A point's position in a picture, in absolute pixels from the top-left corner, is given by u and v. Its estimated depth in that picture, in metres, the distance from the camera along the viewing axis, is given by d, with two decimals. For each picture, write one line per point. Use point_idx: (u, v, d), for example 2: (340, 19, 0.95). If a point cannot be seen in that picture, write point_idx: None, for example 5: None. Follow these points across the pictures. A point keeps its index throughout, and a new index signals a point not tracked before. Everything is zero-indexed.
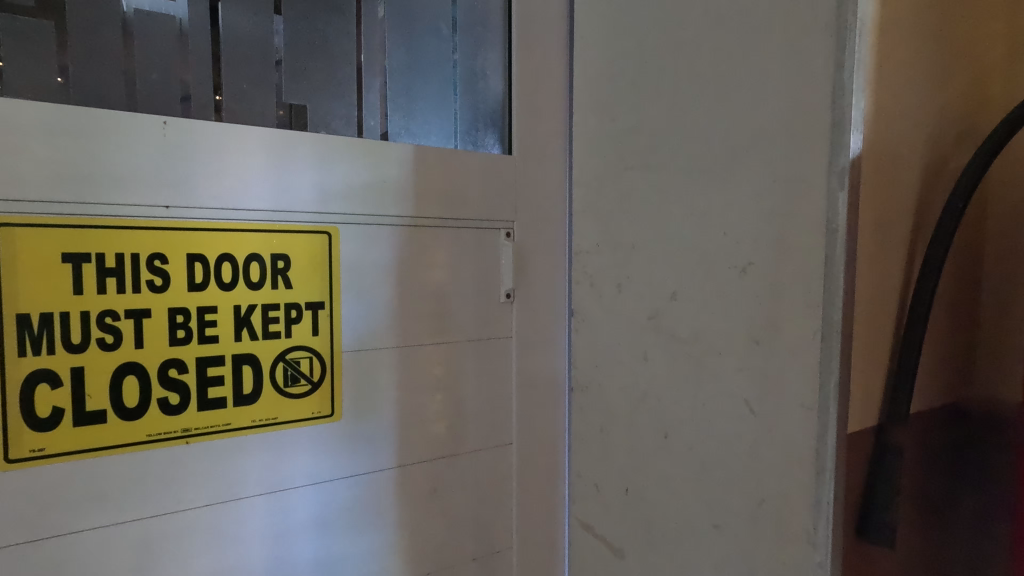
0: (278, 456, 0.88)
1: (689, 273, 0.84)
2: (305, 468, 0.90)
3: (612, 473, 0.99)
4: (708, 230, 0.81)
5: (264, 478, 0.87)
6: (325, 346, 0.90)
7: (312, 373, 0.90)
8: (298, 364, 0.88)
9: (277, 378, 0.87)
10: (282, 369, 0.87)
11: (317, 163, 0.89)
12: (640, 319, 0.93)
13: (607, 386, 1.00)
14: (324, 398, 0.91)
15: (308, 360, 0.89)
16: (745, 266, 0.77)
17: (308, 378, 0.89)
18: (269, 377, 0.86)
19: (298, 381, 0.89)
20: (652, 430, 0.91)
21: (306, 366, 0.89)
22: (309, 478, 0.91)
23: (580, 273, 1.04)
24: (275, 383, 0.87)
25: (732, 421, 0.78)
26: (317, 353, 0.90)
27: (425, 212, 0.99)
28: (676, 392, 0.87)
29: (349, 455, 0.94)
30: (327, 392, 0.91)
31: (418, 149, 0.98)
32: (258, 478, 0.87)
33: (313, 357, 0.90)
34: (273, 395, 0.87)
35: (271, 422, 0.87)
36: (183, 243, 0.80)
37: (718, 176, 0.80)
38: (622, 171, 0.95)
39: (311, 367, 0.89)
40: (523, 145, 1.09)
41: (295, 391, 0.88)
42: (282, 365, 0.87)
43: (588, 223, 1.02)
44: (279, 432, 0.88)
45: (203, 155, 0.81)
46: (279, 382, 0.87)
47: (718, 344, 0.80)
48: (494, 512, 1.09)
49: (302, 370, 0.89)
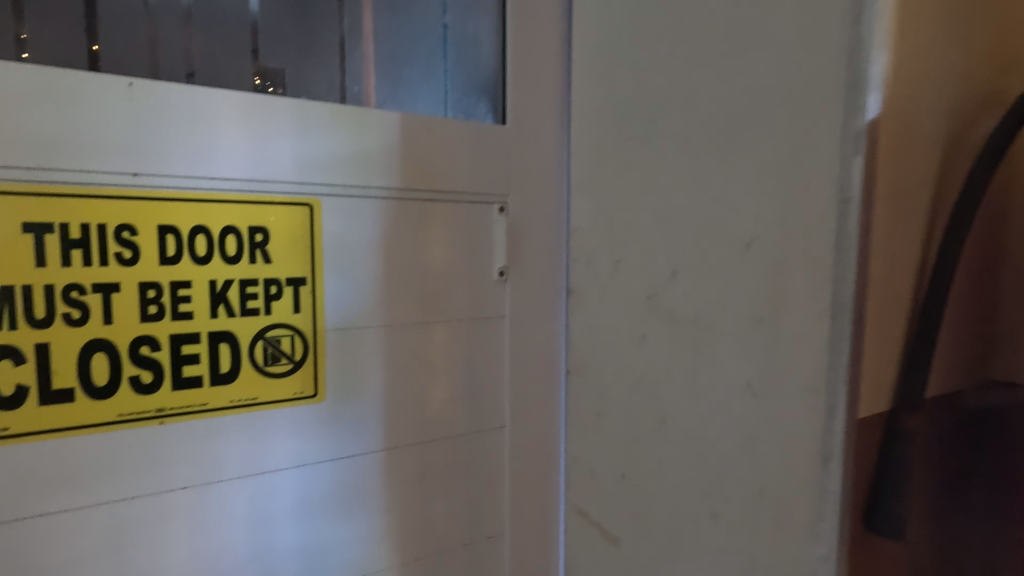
0: (260, 438, 0.85)
1: (689, 249, 0.79)
2: (288, 451, 0.87)
3: (608, 458, 0.96)
4: (709, 204, 0.76)
5: (245, 461, 0.84)
6: (307, 324, 0.86)
7: (293, 351, 0.86)
8: (278, 343, 0.85)
9: (256, 356, 0.83)
10: (262, 348, 0.84)
11: (296, 130, 0.84)
12: (637, 298, 0.88)
13: (602, 369, 0.96)
14: (306, 378, 0.87)
15: (288, 338, 0.85)
16: (749, 241, 0.71)
17: (289, 357, 0.86)
18: (248, 356, 0.83)
19: (279, 360, 0.85)
20: (648, 414, 0.87)
21: (287, 345, 0.85)
22: (293, 461, 0.87)
23: (576, 251, 0.99)
24: (254, 362, 0.83)
25: (732, 406, 0.74)
26: (299, 331, 0.86)
27: (414, 185, 0.94)
28: (674, 376, 0.82)
29: (335, 437, 0.91)
30: (310, 372, 0.87)
31: (405, 117, 0.93)
32: (237, 461, 0.83)
33: (294, 335, 0.86)
34: (252, 375, 0.83)
35: (250, 402, 0.83)
36: (153, 214, 0.75)
37: (721, 145, 0.74)
38: (620, 142, 0.90)
39: (293, 346, 0.86)
40: (517, 115, 1.04)
41: (276, 371, 0.85)
42: (261, 344, 0.83)
43: (584, 199, 0.97)
44: (259, 414, 0.84)
45: (172, 121, 0.76)
46: (259, 361, 0.83)
47: (719, 325, 0.75)
48: (486, 497, 1.06)
49: (282, 349, 0.85)
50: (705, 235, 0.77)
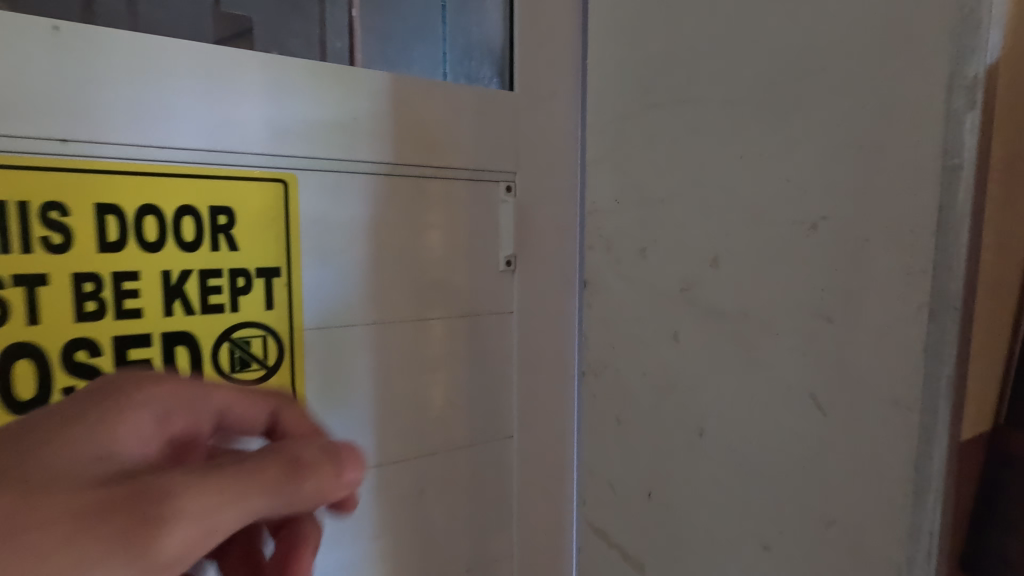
0: None
1: (736, 233, 0.67)
2: None
3: (633, 474, 0.84)
4: (765, 177, 0.64)
5: None
6: (282, 322, 0.73)
7: (266, 355, 0.73)
8: (248, 345, 0.72)
9: (222, 361, 0.70)
10: (228, 351, 0.71)
11: (266, 91, 0.71)
12: (670, 291, 0.76)
13: (626, 372, 0.84)
14: (282, 385, 0.74)
15: (260, 339, 0.72)
16: (816, 222, 0.59)
17: (262, 361, 0.73)
18: (212, 361, 0.70)
19: (249, 365, 0.72)
20: (683, 425, 0.75)
21: (258, 347, 0.72)
22: None
23: (594, 237, 0.87)
24: (219, 368, 0.70)
25: (791, 419, 0.62)
26: (273, 331, 0.73)
27: (408, 160, 0.81)
28: (716, 382, 0.70)
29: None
30: (287, 379, 0.74)
31: (397, 78, 0.80)
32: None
33: (267, 335, 0.73)
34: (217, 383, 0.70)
35: None
36: (89, 190, 0.62)
37: (780, 106, 0.62)
38: (648, 108, 0.77)
39: (265, 348, 0.73)
40: (526, 80, 0.91)
41: (245, 378, 0.72)
42: (227, 346, 0.70)
43: (605, 176, 0.84)
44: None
45: (113, 76, 0.62)
46: (224, 367, 0.70)
47: (774, 322, 0.63)
48: (492, 516, 0.94)
49: (253, 352, 0.72)
50: (758, 215, 0.64)
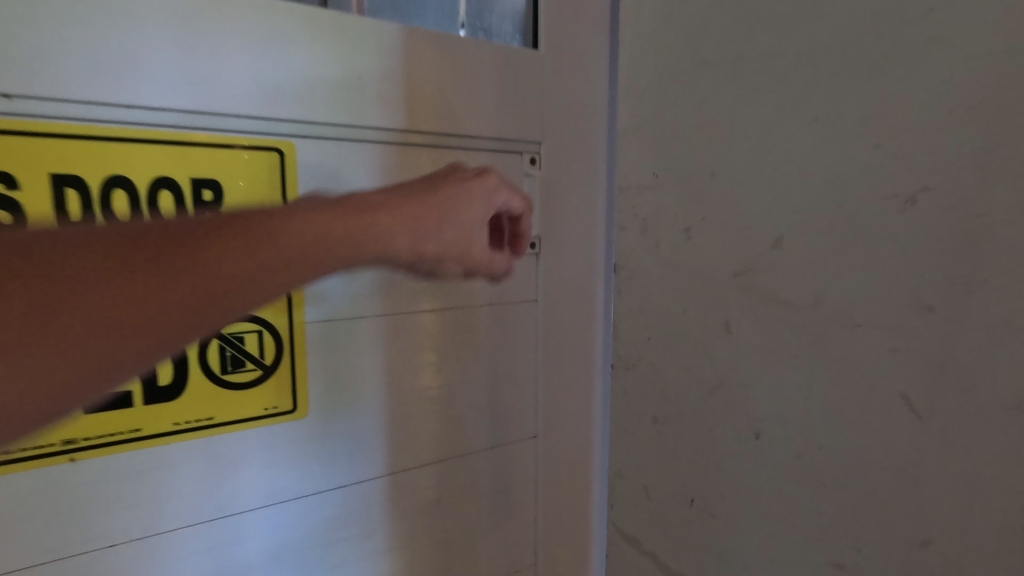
0: (218, 471, 0.62)
1: (806, 211, 0.58)
2: (259, 485, 0.65)
3: (674, 479, 0.76)
4: (845, 145, 0.55)
5: (199, 502, 0.62)
6: (279, 315, 0.63)
7: (262, 352, 0.63)
8: (241, 342, 0.62)
9: (210, 361, 0.60)
10: (218, 349, 0.61)
11: (255, 44, 0.62)
12: (721, 277, 0.68)
13: (666, 366, 0.76)
14: (280, 387, 0.64)
15: (255, 335, 0.62)
16: (910, 198, 0.50)
17: (257, 360, 0.63)
18: (199, 361, 0.59)
19: (242, 365, 0.62)
20: (736, 427, 0.68)
21: (252, 344, 0.62)
22: (265, 498, 0.65)
23: (629, 217, 0.78)
24: (207, 369, 0.60)
25: (876, 423, 0.54)
26: (269, 325, 0.63)
27: (420, 127, 0.72)
28: (779, 379, 0.63)
29: (324, 464, 0.69)
30: (287, 379, 0.65)
31: (408, 33, 0.70)
32: (189, 504, 0.61)
33: (262, 330, 0.63)
34: (206, 387, 0.60)
35: (204, 425, 0.60)
36: (47, 160, 0.54)
37: (866, 60, 0.53)
38: (699, 69, 0.68)
39: (261, 345, 0.63)
40: (551, 40, 0.81)
41: (239, 380, 0.62)
42: (217, 344, 0.60)
43: (643, 148, 0.75)
44: (217, 439, 0.62)
45: (73, 22, 0.54)
46: (214, 367, 0.61)
47: (856, 313, 0.55)
48: (515, 524, 0.86)
49: (247, 350, 0.62)
50: (837, 189, 0.56)
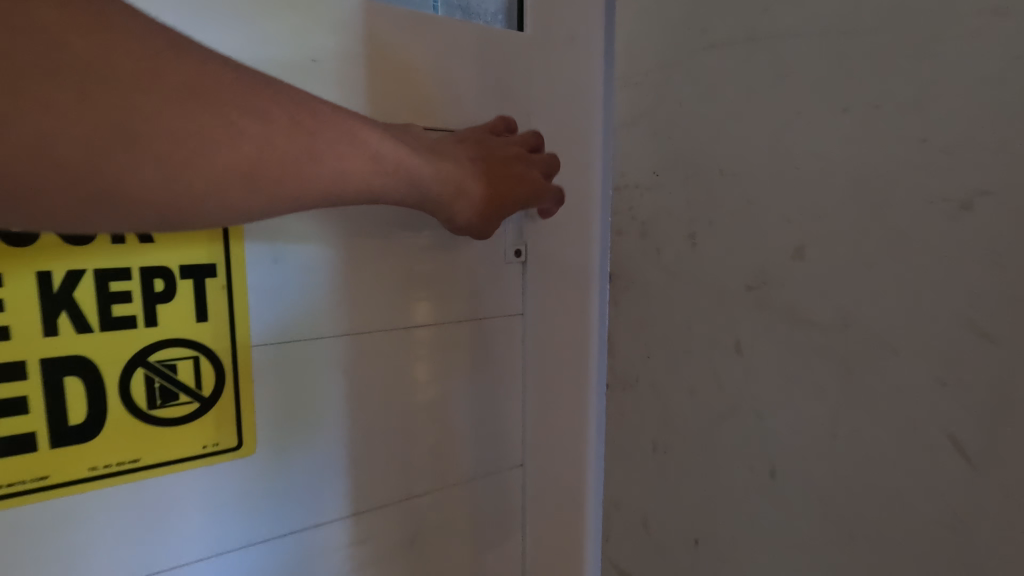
0: (148, 522, 0.53)
1: (833, 217, 0.50)
2: (198, 537, 0.56)
3: (676, 515, 0.68)
4: (882, 137, 0.46)
5: (125, 559, 0.53)
6: (219, 338, 0.55)
7: (200, 383, 0.54)
8: (172, 370, 0.53)
9: (135, 394, 0.51)
10: (144, 380, 0.52)
11: (184, 21, 0.52)
12: (731, 291, 0.59)
13: (668, 387, 0.68)
14: (221, 420, 0.56)
15: (189, 362, 0.54)
16: (966, 203, 0.42)
17: (192, 391, 0.54)
18: (120, 395, 0.51)
19: (174, 397, 0.53)
20: (748, 461, 0.60)
21: (186, 373, 0.54)
22: (206, 551, 0.57)
23: (627, 220, 0.70)
24: (130, 404, 0.51)
25: (920, 466, 0.46)
26: (206, 350, 0.54)
27: (387, 119, 0.63)
28: (800, 408, 0.54)
29: (276, 506, 0.60)
30: (230, 411, 0.56)
31: (371, 9, 0.61)
32: (108, 560, 0.52)
33: (200, 356, 0.54)
34: (130, 424, 0.51)
35: (127, 468, 0.52)
36: None
37: (907, 36, 0.44)
38: (708, 51, 0.59)
39: (197, 373, 0.54)
40: (539, 21, 0.72)
41: (170, 415, 0.53)
42: (142, 373, 0.52)
43: (642, 142, 0.67)
44: (145, 485, 0.53)
45: None
46: (139, 401, 0.52)
47: (895, 336, 0.47)
48: (500, 560, 0.78)
49: (180, 380, 0.53)
50: (872, 190, 0.47)
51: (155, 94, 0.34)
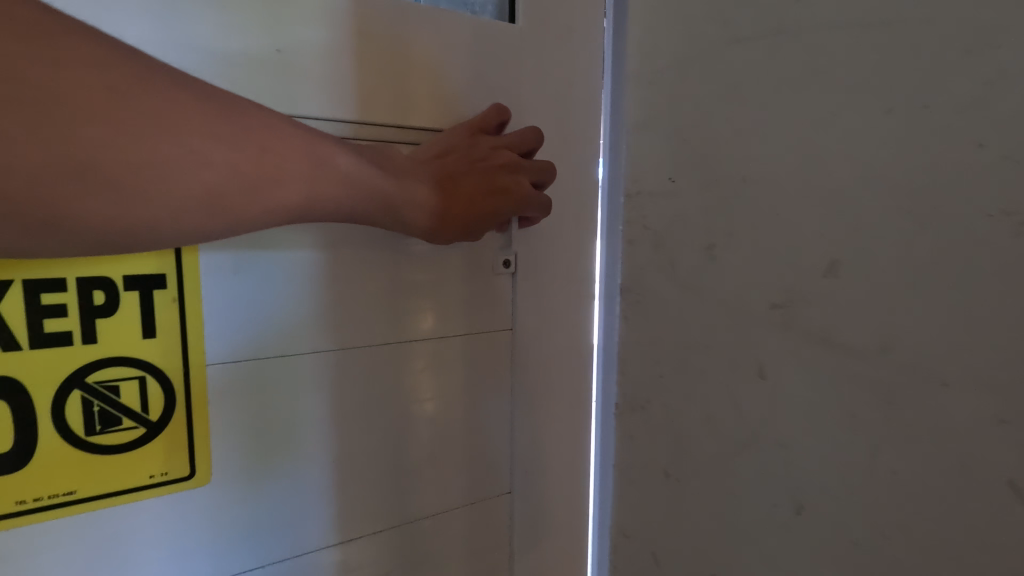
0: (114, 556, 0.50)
1: (871, 231, 0.45)
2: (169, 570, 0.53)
3: (688, 547, 0.63)
4: (930, 144, 0.41)
5: None
6: (167, 356, 0.50)
7: (146, 406, 0.50)
8: (113, 393, 0.49)
9: (70, 421, 0.47)
10: (81, 405, 0.47)
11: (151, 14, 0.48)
12: (753, 310, 0.54)
13: (679, 411, 0.63)
14: (169, 448, 0.51)
15: (134, 382, 0.49)
16: None
17: (136, 416, 0.50)
18: (54, 422, 0.46)
19: (115, 423, 0.49)
20: (769, 495, 0.55)
21: (131, 396, 0.49)
22: None
23: (637, 229, 0.64)
24: (64, 432, 0.47)
25: (969, 511, 0.41)
26: (153, 369, 0.50)
27: (374, 120, 0.59)
28: (828, 441, 0.49)
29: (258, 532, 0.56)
30: (182, 435, 0.52)
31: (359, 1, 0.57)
32: None
33: (146, 377, 0.50)
34: (68, 452, 0.47)
35: (60, 502, 0.47)
36: None
37: (962, 29, 0.40)
38: (730, 47, 0.55)
39: (144, 394, 0.50)
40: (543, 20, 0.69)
41: (109, 442, 0.49)
42: (79, 397, 0.47)
43: (655, 144, 0.62)
44: (81, 521, 0.49)
45: None
46: (76, 427, 0.47)
47: (942, 366, 0.42)
48: None
49: (122, 404, 0.49)
50: (918, 202, 0.42)
51: (116, 133, 0.34)
